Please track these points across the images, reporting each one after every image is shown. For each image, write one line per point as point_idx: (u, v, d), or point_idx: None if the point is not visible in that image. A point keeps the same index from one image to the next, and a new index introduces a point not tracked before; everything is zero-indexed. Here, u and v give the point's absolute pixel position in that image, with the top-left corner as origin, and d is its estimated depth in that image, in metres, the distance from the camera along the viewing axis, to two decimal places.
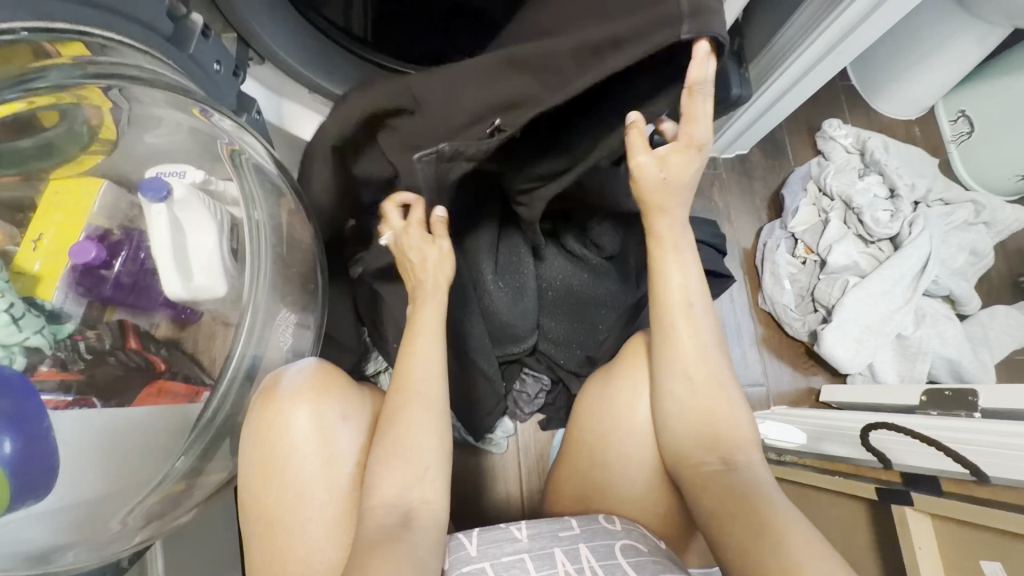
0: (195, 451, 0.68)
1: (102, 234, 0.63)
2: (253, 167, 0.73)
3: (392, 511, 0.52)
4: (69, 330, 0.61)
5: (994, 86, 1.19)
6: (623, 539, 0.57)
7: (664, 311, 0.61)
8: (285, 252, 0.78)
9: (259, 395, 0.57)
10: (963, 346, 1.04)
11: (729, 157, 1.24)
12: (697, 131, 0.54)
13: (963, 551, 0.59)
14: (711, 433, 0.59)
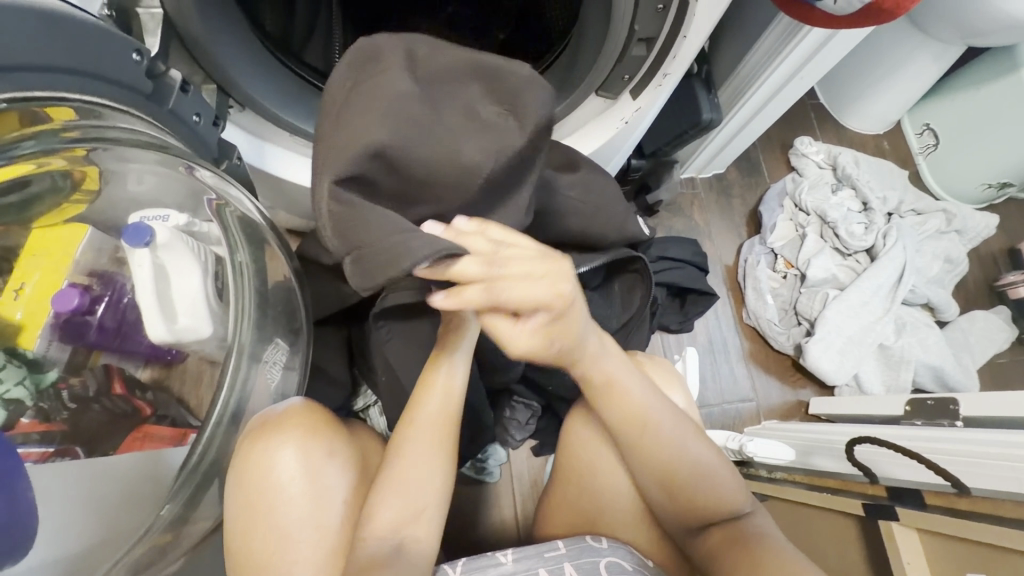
0: (181, 498, 0.66)
1: (85, 282, 0.66)
2: (238, 221, 0.75)
3: (385, 542, 0.53)
4: (52, 378, 0.62)
5: (954, 101, 1.25)
6: (608, 556, 0.57)
7: (610, 398, 0.59)
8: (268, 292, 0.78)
9: (247, 434, 0.56)
10: (944, 353, 1.06)
11: (706, 176, 1.27)
12: (563, 287, 0.49)
13: (948, 563, 0.59)
14: (695, 487, 0.59)
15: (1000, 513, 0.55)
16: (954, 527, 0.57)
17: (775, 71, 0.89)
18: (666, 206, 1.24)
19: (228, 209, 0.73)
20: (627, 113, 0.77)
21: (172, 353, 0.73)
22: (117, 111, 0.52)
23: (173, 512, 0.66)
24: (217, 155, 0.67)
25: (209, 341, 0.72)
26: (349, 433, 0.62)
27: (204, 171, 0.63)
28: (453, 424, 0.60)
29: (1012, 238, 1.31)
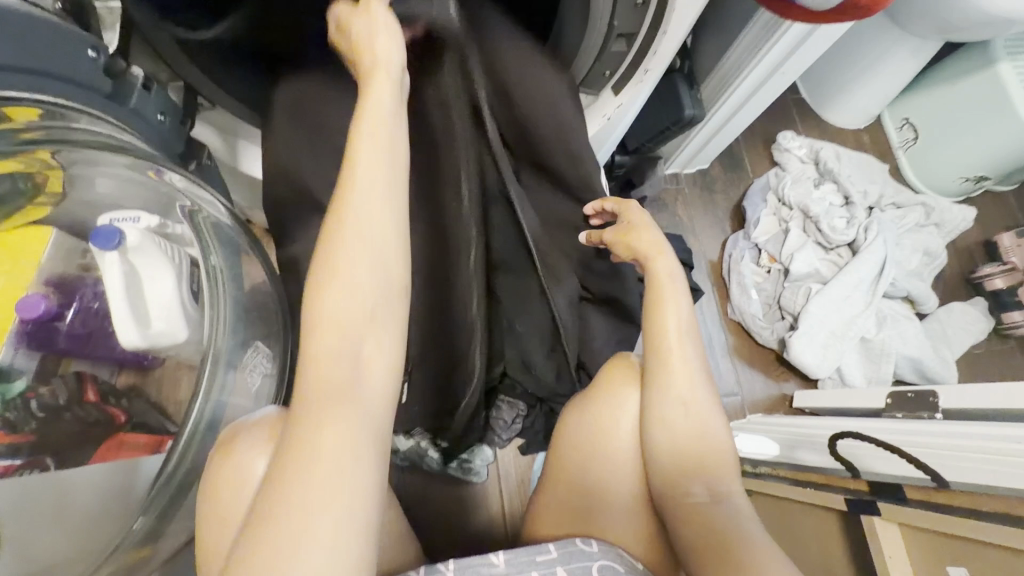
0: (155, 510, 0.63)
1: (54, 288, 0.65)
2: (211, 226, 0.72)
3: (343, 357, 0.40)
4: (19, 389, 0.61)
5: (931, 95, 1.26)
6: (600, 560, 0.57)
7: (656, 352, 0.62)
8: (246, 296, 0.77)
9: (218, 447, 0.55)
10: (923, 344, 1.08)
11: (691, 172, 1.27)
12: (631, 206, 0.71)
13: (932, 558, 0.59)
14: (704, 469, 0.59)
15: (975, 505, 0.56)
16: (930, 521, 0.58)
17: (757, 66, 0.89)
18: (650, 202, 1.24)
19: (201, 215, 0.70)
20: (609, 109, 0.76)
21: (150, 359, 0.74)
22: (76, 112, 0.50)
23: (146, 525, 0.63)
24: (183, 156, 0.65)
25: (185, 345, 0.72)
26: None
27: (172, 173, 0.61)
28: (398, 202, 0.45)
29: (988, 230, 1.34)
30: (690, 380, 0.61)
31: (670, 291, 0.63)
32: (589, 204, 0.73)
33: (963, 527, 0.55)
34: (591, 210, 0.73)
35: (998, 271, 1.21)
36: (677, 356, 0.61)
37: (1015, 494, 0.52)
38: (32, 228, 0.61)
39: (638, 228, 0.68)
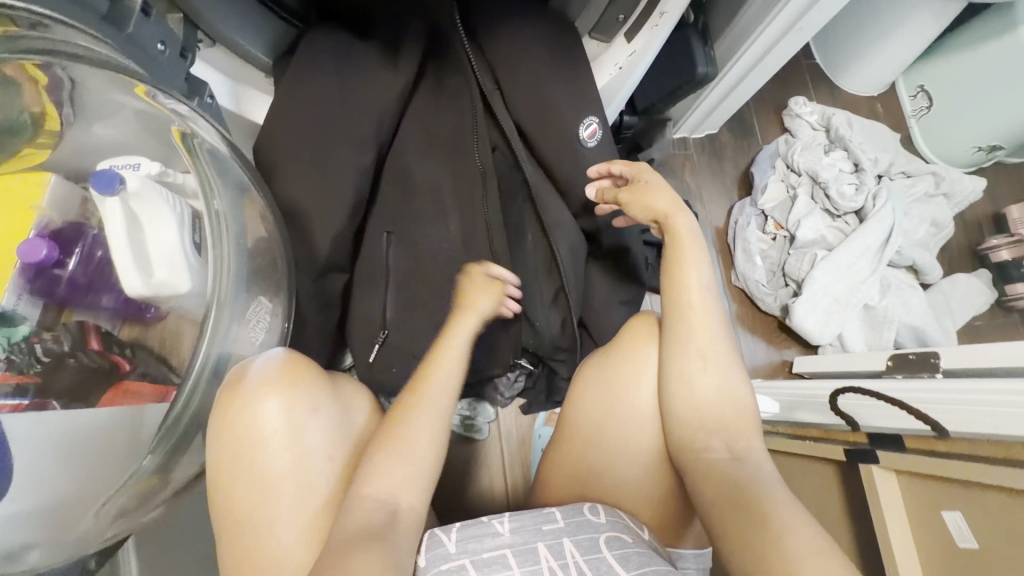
0: (163, 448, 0.60)
1: (55, 234, 0.65)
2: (208, 154, 0.64)
3: (381, 510, 0.51)
4: (24, 332, 0.63)
5: (949, 61, 1.23)
6: (607, 531, 0.57)
7: (674, 313, 0.63)
8: (251, 244, 0.68)
9: (223, 386, 0.53)
10: (925, 313, 1.08)
11: (699, 138, 1.25)
12: (641, 167, 0.68)
13: (924, 506, 0.63)
14: (723, 426, 0.60)
15: (976, 452, 0.57)
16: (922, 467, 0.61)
17: (774, 22, 0.86)
18: (657, 166, 1.22)
19: (194, 138, 0.63)
20: (621, 58, 0.73)
21: (151, 312, 0.71)
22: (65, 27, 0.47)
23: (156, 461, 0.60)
24: (185, 90, 0.62)
25: (187, 297, 0.69)
26: (335, 386, 0.60)
27: (171, 100, 0.57)
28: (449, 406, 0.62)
29: (997, 202, 1.32)
30: (710, 335, 0.62)
31: (691, 247, 0.64)
32: (594, 166, 0.70)
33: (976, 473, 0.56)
34: (597, 171, 0.70)
35: (1004, 243, 1.21)
36: (698, 312, 0.62)
37: (1016, 440, 0.53)
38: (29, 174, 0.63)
39: (654, 189, 0.66)
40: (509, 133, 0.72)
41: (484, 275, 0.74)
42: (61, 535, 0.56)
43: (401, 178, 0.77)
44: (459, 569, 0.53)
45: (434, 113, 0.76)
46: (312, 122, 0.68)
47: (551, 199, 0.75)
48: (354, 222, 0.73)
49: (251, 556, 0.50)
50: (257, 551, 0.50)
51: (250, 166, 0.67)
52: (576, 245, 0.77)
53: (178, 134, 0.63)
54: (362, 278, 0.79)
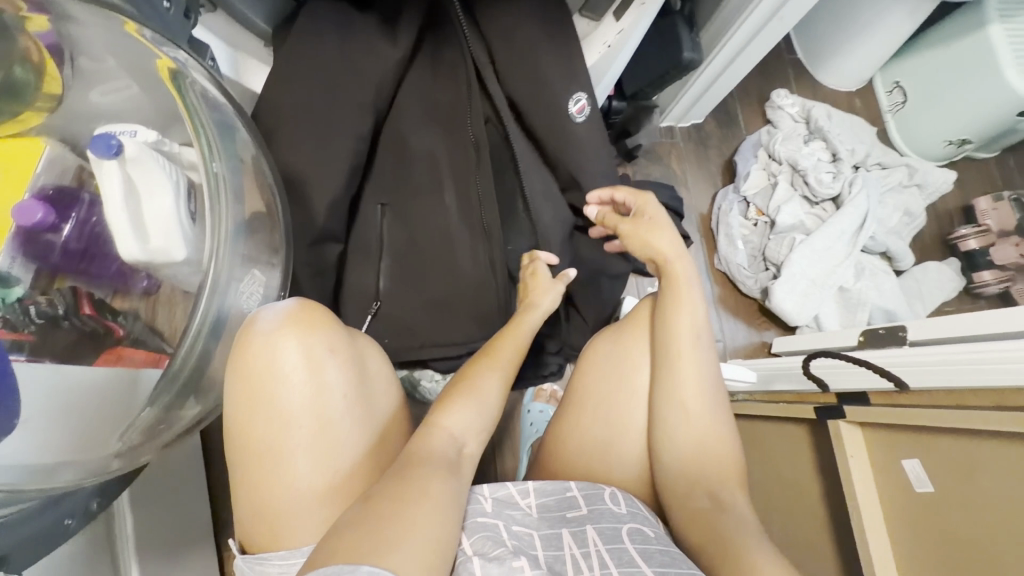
0: (163, 401, 0.66)
1: (53, 195, 0.62)
2: (199, 96, 0.66)
3: (451, 444, 0.54)
4: (18, 295, 0.59)
5: (923, 58, 1.28)
6: (630, 523, 0.57)
7: (671, 348, 0.65)
8: (246, 198, 0.70)
9: (238, 331, 0.54)
10: (898, 298, 1.13)
11: (685, 127, 1.29)
12: (647, 202, 0.71)
13: (887, 459, 0.68)
14: (707, 451, 0.63)
15: (931, 400, 0.61)
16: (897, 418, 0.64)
17: (757, 10, 0.90)
18: (645, 152, 1.25)
19: (183, 77, 0.64)
20: (610, 37, 0.76)
21: (145, 283, 0.69)
22: None
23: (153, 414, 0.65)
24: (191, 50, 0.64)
25: (181, 267, 0.67)
26: (352, 339, 0.60)
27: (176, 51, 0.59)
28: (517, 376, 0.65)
29: (967, 195, 1.38)
30: (700, 363, 0.64)
31: (686, 294, 0.66)
32: (599, 191, 0.76)
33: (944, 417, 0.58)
34: (601, 197, 0.74)
35: (972, 233, 1.27)
36: (693, 342, 0.64)
37: (970, 387, 0.57)
38: (26, 138, 0.61)
39: (656, 226, 0.69)
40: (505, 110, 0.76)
41: (546, 276, 0.76)
42: (94, 453, 0.58)
43: (399, 151, 0.80)
44: (492, 525, 0.54)
45: (431, 90, 0.80)
46: (312, 95, 0.71)
47: (542, 173, 0.80)
48: (351, 191, 0.76)
49: (267, 488, 0.52)
50: (275, 496, 0.51)
51: (246, 118, 0.69)
52: (563, 224, 0.82)
53: (163, 68, 0.62)
54: (357, 247, 0.81)
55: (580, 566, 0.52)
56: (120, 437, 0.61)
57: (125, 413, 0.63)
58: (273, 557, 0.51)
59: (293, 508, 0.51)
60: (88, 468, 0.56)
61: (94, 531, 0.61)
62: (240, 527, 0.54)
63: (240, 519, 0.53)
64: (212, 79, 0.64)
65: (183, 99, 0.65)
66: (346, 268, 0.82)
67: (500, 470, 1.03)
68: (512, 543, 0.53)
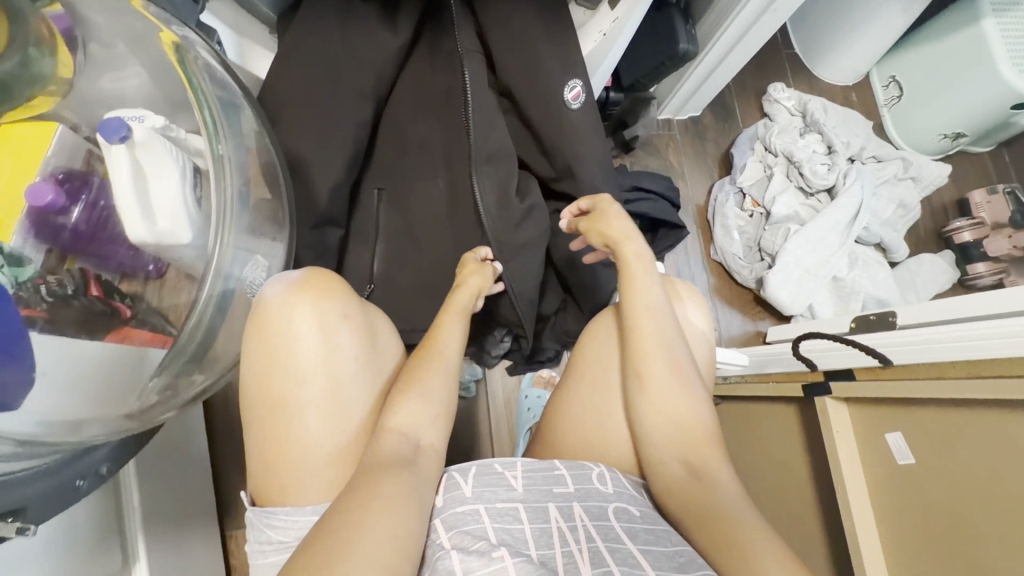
0: (170, 370, 0.66)
1: (62, 179, 0.63)
2: (202, 69, 0.66)
3: (405, 442, 0.55)
4: (31, 274, 0.59)
5: (918, 53, 1.30)
6: (615, 503, 0.59)
7: (635, 326, 0.66)
8: (250, 174, 0.70)
9: (256, 304, 0.57)
10: (891, 288, 1.15)
11: (683, 119, 1.30)
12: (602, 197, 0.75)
13: (873, 433, 0.71)
14: (679, 423, 0.63)
15: (912, 374, 0.64)
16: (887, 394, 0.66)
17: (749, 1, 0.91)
18: (642, 144, 1.27)
19: (187, 52, 0.64)
20: (606, 25, 0.78)
21: (152, 266, 0.69)
22: None
23: (164, 379, 0.66)
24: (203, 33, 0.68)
25: (186, 250, 0.67)
26: (365, 310, 0.63)
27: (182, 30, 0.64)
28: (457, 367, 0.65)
29: (961, 188, 1.40)
30: (671, 337, 0.65)
31: (639, 268, 0.68)
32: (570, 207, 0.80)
33: (940, 388, 0.61)
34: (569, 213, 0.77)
35: (966, 225, 1.28)
36: (656, 319, 0.65)
37: (949, 358, 0.61)
38: (40, 123, 0.62)
39: (609, 215, 0.72)
40: (490, 101, 0.76)
41: (473, 259, 0.76)
42: (109, 410, 0.59)
43: (396, 137, 0.84)
44: (472, 513, 0.53)
45: (429, 78, 0.83)
46: (314, 82, 0.73)
47: (509, 169, 0.78)
48: (351, 174, 0.79)
49: (280, 437, 0.55)
50: (292, 453, 0.54)
51: (252, 99, 0.71)
52: (532, 218, 0.80)
53: (169, 43, 0.64)
54: (357, 231, 0.85)
55: (567, 539, 0.52)
56: (138, 397, 0.63)
57: (135, 379, 0.64)
58: (279, 511, 0.54)
59: (305, 462, 0.54)
60: (108, 424, 0.58)
61: (102, 498, 0.63)
62: (253, 483, 0.57)
63: (255, 475, 0.57)
64: (216, 55, 0.67)
65: (185, 72, 0.65)
66: (348, 251, 0.85)
67: (496, 453, 1.05)
68: (494, 529, 0.52)
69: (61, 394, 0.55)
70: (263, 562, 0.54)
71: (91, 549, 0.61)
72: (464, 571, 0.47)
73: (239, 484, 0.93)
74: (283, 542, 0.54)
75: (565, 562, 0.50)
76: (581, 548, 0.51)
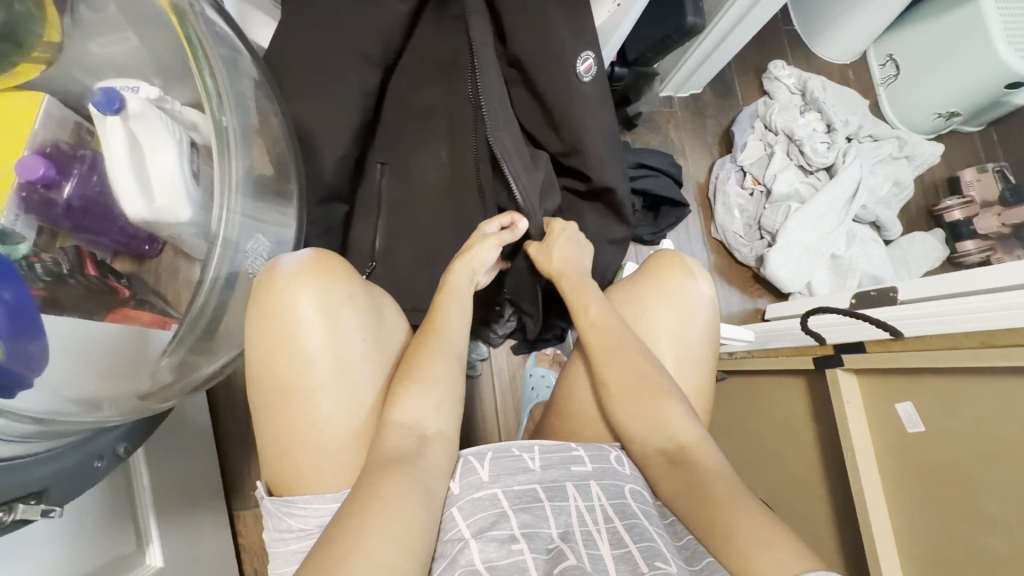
0: (182, 348, 0.65)
1: (52, 151, 0.59)
2: (204, 29, 0.62)
3: (410, 435, 0.55)
4: (24, 251, 0.55)
5: (917, 31, 1.30)
6: (631, 484, 0.59)
7: (595, 339, 0.67)
8: (253, 140, 0.67)
9: (258, 283, 0.55)
10: (885, 265, 1.18)
11: (684, 96, 1.29)
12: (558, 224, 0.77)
13: (880, 401, 0.74)
14: (649, 415, 0.61)
15: (923, 349, 0.66)
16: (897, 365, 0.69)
17: None
18: (644, 121, 1.26)
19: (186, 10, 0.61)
20: None
21: (148, 245, 0.67)
22: None
23: (176, 359, 0.64)
24: None
25: (186, 227, 0.65)
26: (368, 291, 0.61)
27: None
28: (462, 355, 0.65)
29: (951, 167, 1.42)
30: (620, 342, 0.66)
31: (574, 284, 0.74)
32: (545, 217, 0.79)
33: (957, 359, 0.63)
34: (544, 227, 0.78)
35: (957, 204, 1.31)
36: (601, 331, 0.68)
37: (957, 330, 0.63)
38: (16, 91, 0.59)
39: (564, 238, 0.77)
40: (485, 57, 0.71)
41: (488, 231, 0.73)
42: (123, 390, 0.57)
43: (401, 110, 0.82)
44: (490, 497, 0.54)
45: (434, 50, 0.80)
46: (318, 56, 0.71)
47: (517, 135, 0.74)
48: (356, 149, 0.77)
49: (295, 427, 0.54)
50: (307, 440, 0.54)
51: (257, 60, 0.68)
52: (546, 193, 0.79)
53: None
54: (359, 209, 0.83)
55: (586, 519, 0.53)
56: (150, 377, 0.61)
57: (143, 361, 0.61)
58: (298, 500, 0.53)
59: (320, 446, 0.54)
60: (122, 408, 0.56)
61: (114, 479, 0.62)
62: (268, 473, 0.56)
63: (269, 465, 0.56)
64: (219, 10, 0.64)
65: (186, 33, 0.61)
66: (352, 227, 0.83)
67: (504, 432, 1.06)
68: (515, 513, 0.52)
69: (73, 380, 0.52)
70: (285, 550, 0.54)
71: (105, 533, 0.60)
72: (484, 561, 0.48)
73: (248, 463, 0.92)
74: (304, 530, 0.53)
75: (584, 538, 0.51)
76: (599, 528, 0.53)
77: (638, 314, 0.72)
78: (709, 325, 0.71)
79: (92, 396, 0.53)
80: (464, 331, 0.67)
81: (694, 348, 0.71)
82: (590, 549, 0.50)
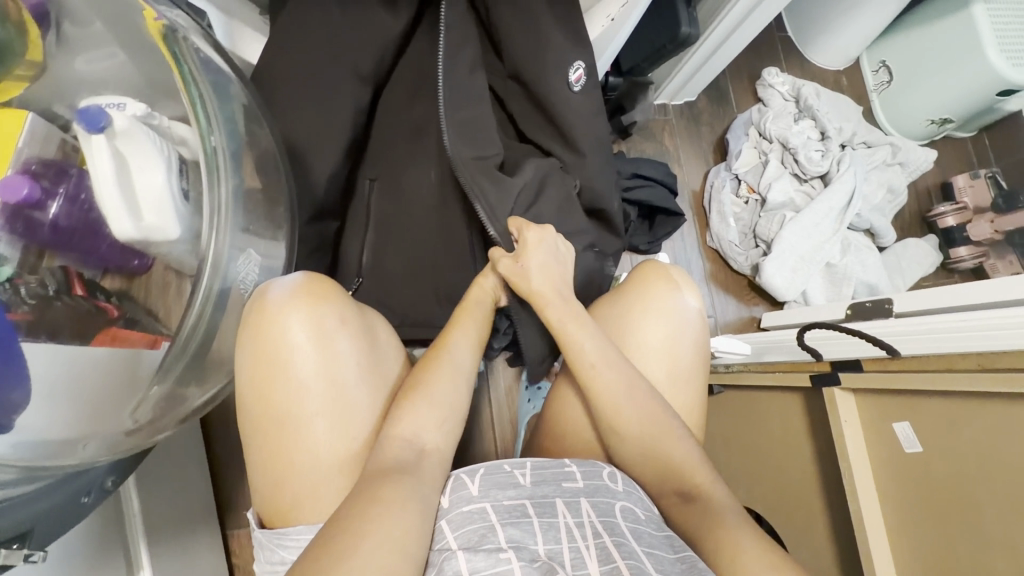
0: (173, 375, 0.63)
1: (37, 170, 0.57)
2: (193, 55, 0.62)
3: (410, 447, 0.54)
4: (8, 273, 0.54)
5: (909, 37, 1.30)
6: (623, 501, 0.58)
7: (587, 361, 0.64)
8: (244, 161, 0.66)
9: (250, 310, 0.54)
10: (881, 273, 1.18)
11: (678, 104, 1.29)
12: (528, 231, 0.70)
13: (877, 417, 0.74)
14: (649, 437, 0.62)
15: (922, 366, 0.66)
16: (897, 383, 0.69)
17: None
18: (639, 129, 1.26)
19: (178, 36, 0.60)
20: (613, 10, 0.76)
21: (138, 261, 0.64)
22: None
23: (164, 388, 0.63)
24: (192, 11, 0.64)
25: (177, 245, 0.64)
26: (362, 312, 0.60)
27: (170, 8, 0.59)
28: (469, 377, 0.63)
29: (944, 172, 1.43)
30: (618, 365, 0.64)
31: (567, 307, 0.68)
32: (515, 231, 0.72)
33: (952, 379, 0.63)
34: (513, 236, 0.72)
35: (950, 211, 1.32)
36: (594, 355, 0.64)
37: (956, 351, 0.63)
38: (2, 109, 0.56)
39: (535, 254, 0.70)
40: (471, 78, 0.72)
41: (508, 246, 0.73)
42: (103, 427, 0.56)
43: (393, 125, 0.81)
44: (479, 511, 0.53)
45: (428, 64, 0.80)
46: (309, 71, 0.70)
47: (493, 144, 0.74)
48: (348, 164, 0.76)
49: (290, 454, 0.53)
50: (301, 468, 0.53)
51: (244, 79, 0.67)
52: (560, 206, 0.78)
53: (155, 27, 0.59)
54: (349, 224, 0.82)
55: (575, 535, 0.52)
56: (132, 414, 0.60)
57: (134, 385, 0.60)
58: (290, 531, 0.52)
59: (314, 474, 0.53)
60: (105, 442, 0.56)
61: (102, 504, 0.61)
62: (262, 503, 0.55)
63: (260, 493, 0.55)
64: (208, 39, 0.62)
65: (174, 57, 0.60)
66: (344, 243, 0.82)
67: (501, 444, 1.05)
68: (504, 528, 0.51)
69: (53, 414, 0.51)
70: None
71: (95, 562, 0.59)
72: (471, 571, 0.47)
73: (241, 482, 0.91)
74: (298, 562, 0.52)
75: (572, 559, 0.50)
76: (587, 545, 0.51)
77: (631, 332, 0.70)
78: (698, 335, 0.71)
79: (77, 434, 0.53)
80: (470, 354, 0.65)
81: (684, 362, 0.70)
82: (578, 569, 0.49)
